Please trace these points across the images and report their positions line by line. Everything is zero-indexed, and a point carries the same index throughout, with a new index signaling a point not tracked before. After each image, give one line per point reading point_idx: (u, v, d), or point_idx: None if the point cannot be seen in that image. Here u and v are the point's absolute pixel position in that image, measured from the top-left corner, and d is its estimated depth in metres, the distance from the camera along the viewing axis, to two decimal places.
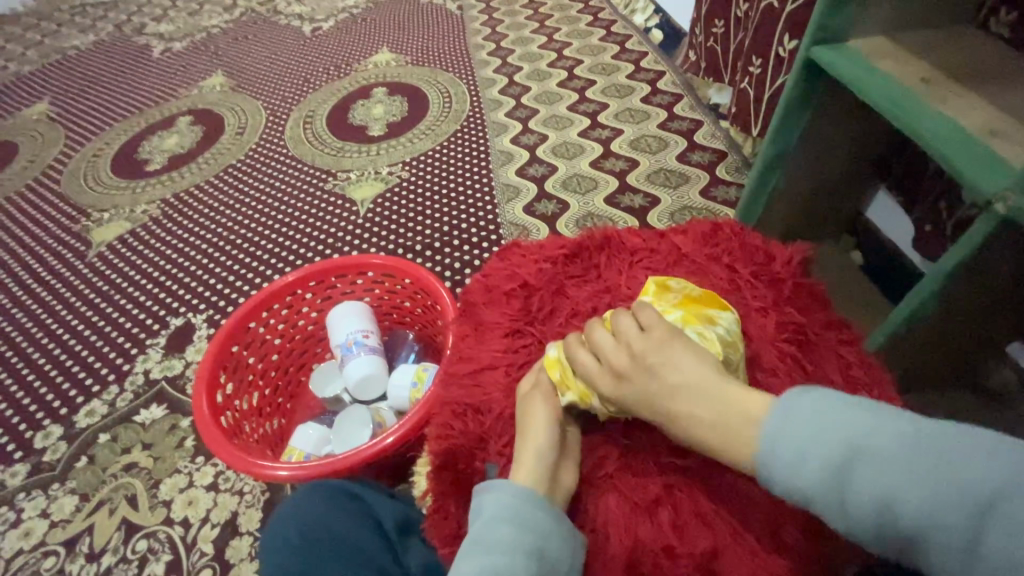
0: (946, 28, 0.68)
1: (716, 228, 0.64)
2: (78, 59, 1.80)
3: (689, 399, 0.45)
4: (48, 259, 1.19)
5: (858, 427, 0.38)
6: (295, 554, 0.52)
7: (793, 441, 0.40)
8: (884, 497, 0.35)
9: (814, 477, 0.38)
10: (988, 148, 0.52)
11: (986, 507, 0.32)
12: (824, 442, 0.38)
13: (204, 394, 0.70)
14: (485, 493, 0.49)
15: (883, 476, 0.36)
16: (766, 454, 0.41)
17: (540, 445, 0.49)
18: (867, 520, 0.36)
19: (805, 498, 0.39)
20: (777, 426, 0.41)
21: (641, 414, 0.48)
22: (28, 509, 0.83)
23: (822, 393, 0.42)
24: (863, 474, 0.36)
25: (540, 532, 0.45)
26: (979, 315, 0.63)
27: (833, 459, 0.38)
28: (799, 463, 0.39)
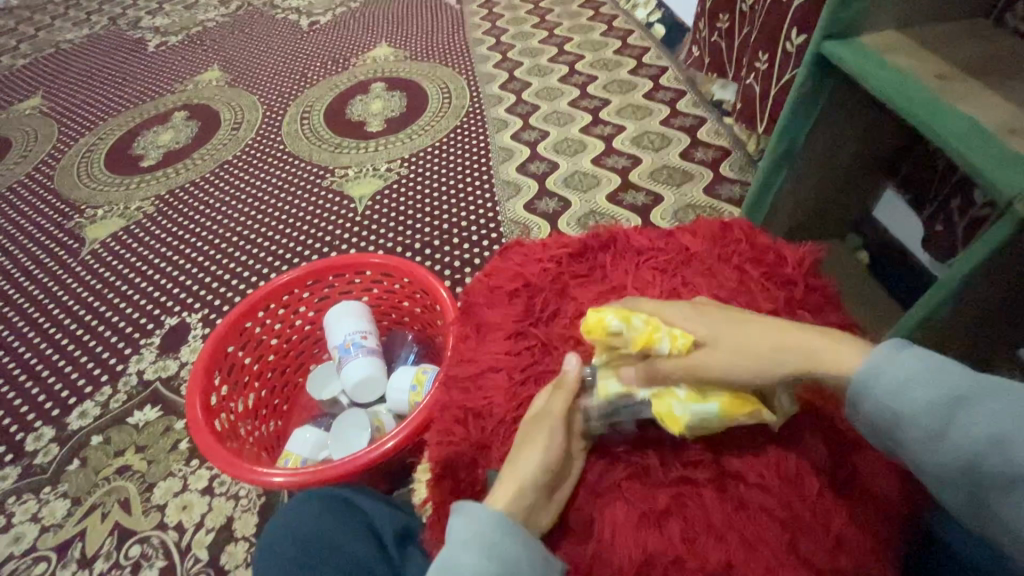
0: (962, 21, 0.66)
1: (725, 228, 0.63)
2: (71, 53, 1.78)
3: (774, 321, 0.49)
4: (40, 257, 1.17)
5: (974, 379, 0.40)
6: (288, 562, 0.51)
7: (904, 371, 0.41)
8: (990, 434, 0.37)
9: (923, 401, 0.40)
10: (1007, 146, 0.51)
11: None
12: (940, 379, 0.40)
13: (197, 397, 0.68)
14: (457, 515, 0.46)
15: (997, 415, 0.37)
16: (868, 373, 0.43)
17: (526, 476, 0.47)
18: (964, 453, 0.38)
19: (897, 417, 0.41)
20: (884, 362, 0.43)
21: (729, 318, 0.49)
22: (19, 513, 0.81)
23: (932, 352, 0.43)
24: (971, 413, 0.38)
25: (508, 558, 0.43)
26: (994, 318, 0.61)
27: (946, 393, 0.39)
28: (908, 388, 0.41)
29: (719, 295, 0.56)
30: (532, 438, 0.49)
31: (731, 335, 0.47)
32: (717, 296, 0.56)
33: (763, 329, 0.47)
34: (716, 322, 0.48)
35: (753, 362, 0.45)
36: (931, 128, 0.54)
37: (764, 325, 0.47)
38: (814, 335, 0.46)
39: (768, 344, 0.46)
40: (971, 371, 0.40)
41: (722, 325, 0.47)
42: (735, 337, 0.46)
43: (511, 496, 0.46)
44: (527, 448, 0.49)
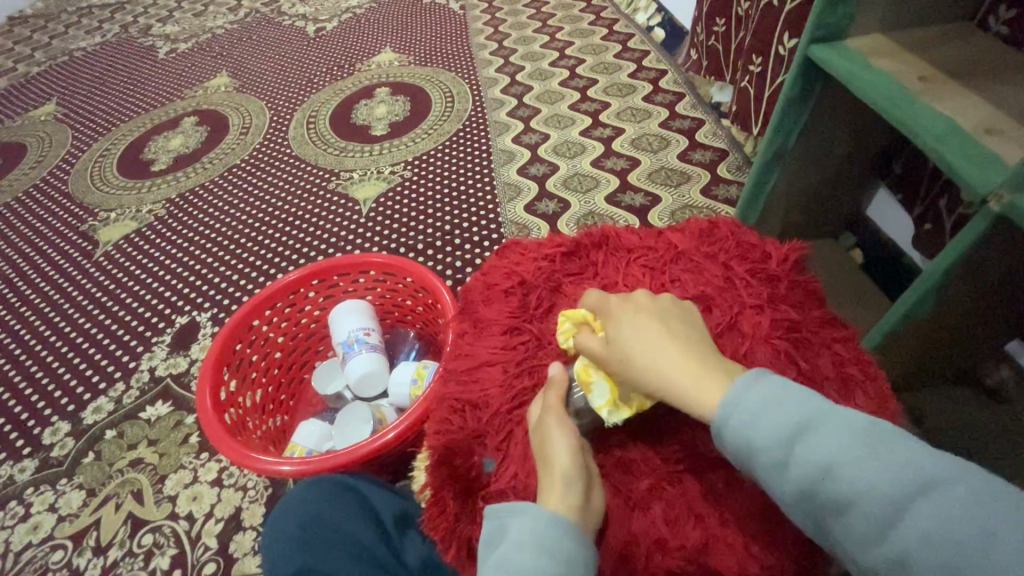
0: (945, 26, 0.68)
1: (713, 226, 0.65)
2: (85, 60, 1.83)
3: (701, 334, 0.49)
4: (56, 257, 1.21)
5: (808, 408, 0.40)
6: (287, 543, 0.54)
7: (757, 406, 0.41)
8: (824, 463, 0.38)
9: (769, 436, 0.40)
10: (983, 148, 0.52)
11: (910, 484, 0.35)
12: (793, 407, 0.40)
13: (207, 390, 0.71)
14: (518, 515, 0.45)
15: (832, 448, 0.38)
16: (723, 414, 0.42)
17: (564, 464, 0.45)
18: (802, 480, 0.38)
19: (750, 447, 0.40)
20: (741, 395, 0.42)
21: (634, 335, 0.48)
22: (37, 504, 0.84)
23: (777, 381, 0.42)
24: (811, 443, 0.38)
25: (566, 559, 0.42)
26: (975, 314, 0.63)
27: (795, 418, 0.40)
28: (759, 416, 0.40)
29: (706, 291, 0.57)
30: (544, 432, 0.48)
31: (638, 329, 0.48)
32: (703, 292, 0.57)
33: (657, 345, 0.47)
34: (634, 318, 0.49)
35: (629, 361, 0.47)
36: (912, 130, 0.56)
37: (670, 335, 0.48)
38: (702, 359, 0.46)
39: (652, 352, 0.46)
40: (804, 401, 0.41)
41: (632, 319, 0.49)
42: (639, 333, 0.48)
43: (566, 493, 0.44)
44: (548, 445, 0.47)
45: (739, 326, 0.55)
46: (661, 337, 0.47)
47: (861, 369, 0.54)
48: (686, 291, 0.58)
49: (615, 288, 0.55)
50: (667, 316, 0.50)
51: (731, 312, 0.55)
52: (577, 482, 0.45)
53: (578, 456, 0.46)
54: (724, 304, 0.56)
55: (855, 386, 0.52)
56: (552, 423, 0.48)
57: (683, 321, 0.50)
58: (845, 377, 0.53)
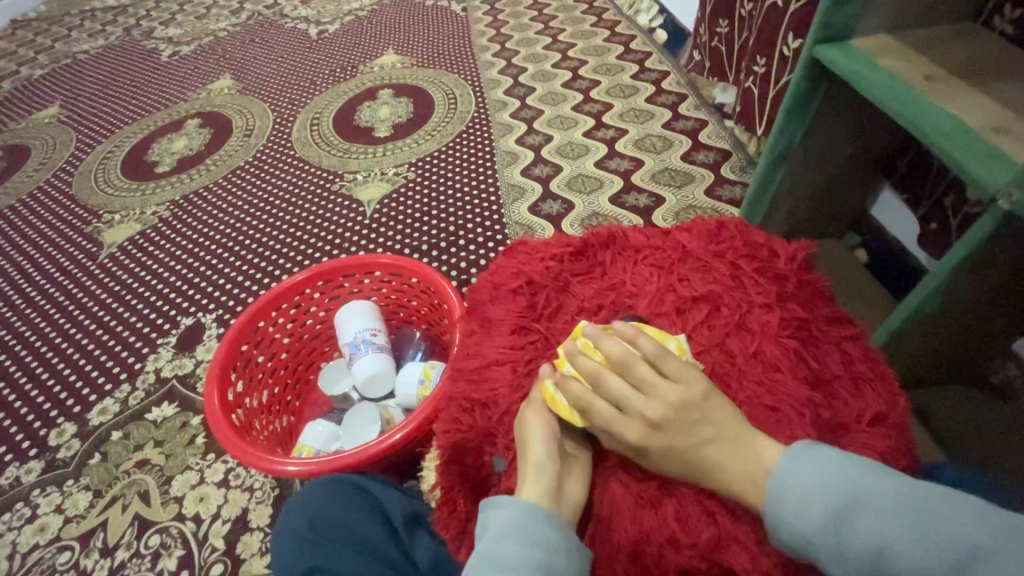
0: (950, 25, 0.69)
1: (720, 226, 0.65)
2: (88, 63, 1.83)
3: (725, 412, 0.46)
4: (61, 259, 1.21)
5: (849, 484, 0.42)
6: (296, 541, 0.55)
7: (808, 496, 0.42)
8: (877, 547, 0.40)
9: (822, 524, 0.42)
10: (991, 145, 0.52)
11: (962, 558, 0.38)
12: (834, 491, 0.42)
13: (215, 391, 0.71)
14: (497, 508, 0.48)
15: (878, 529, 0.40)
16: (779, 517, 0.43)
17: (538, 454, 0.49)
18: (861, 564, 0.40)
19: (807, 542, 0.42)
20: (794, 484, 0.43)
21: (669, 464, 0.46)
22: (44, 505, 0.84)
23: (817, 457, 0.44)
24: (861, 526, 0.41)
25: (549, 547, 0.45)
26: (982, 312, 0.63)
27: (842, 507, 0.41)
28: (809, 509, 0.42)
29: (714, 290, 0.57)
30: (523, 423, 0.51)
31: (672, 458, 0.45)
32: (712, 290, 0.57)
33: (700, 468, 0.45)
34: (662, 445, 0.45)
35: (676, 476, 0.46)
36: (920, 128, 0.56)
37: (700, 446, 0.45)
38: (740, 454, 0.45)
39: (703, 478, 0.45)
40: (844, 479, 0.43)
41: (653, 448, 0.46)
42: (677, 461, 0.45)
43: (537, 482, 0.48)
44: (526, 436, 0.51)
45: (748, 325, 0.55)
46: (699, 457, 0.45)
47: (869, 367, 0.54)
48: (695, 291, 0.58)
49: (617, 393, 0.48)
50: (685, 425, 0.45)
51: (740, 311, 0.56)
52: (546, 471, 0.48)
53: (552, 446, 0.49)
54: (732, 302, 0.56)
55: (865, 383, 0.53)
56: (532, 416, 0.51)
57: (704, 416, 0.46)
58: (855, 375, 0.53)
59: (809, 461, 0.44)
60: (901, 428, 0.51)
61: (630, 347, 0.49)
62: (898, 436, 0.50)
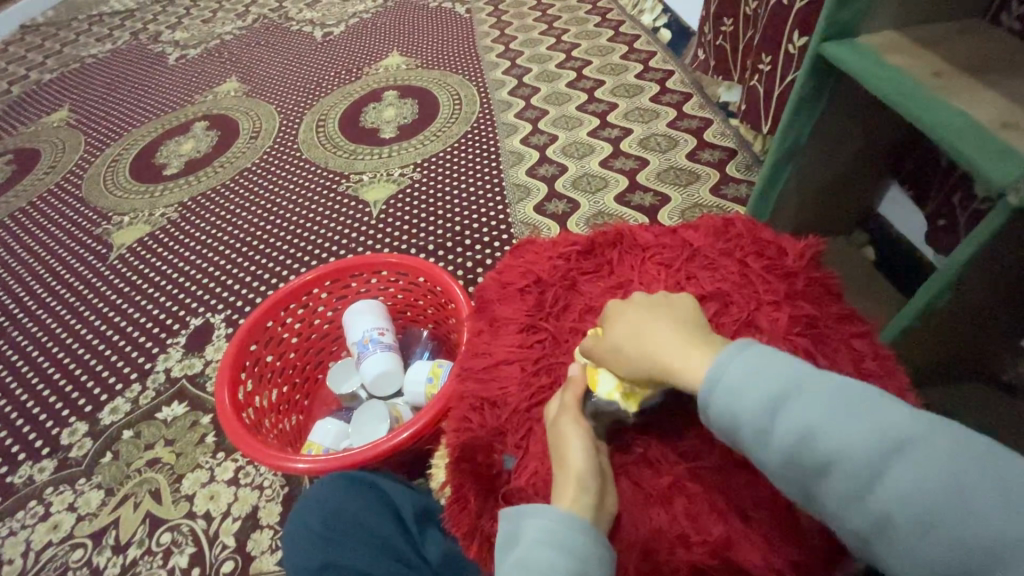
0: (954, 22, 0.69)
1: (728, 224, 0.65)
2: (96, 67, 1.85)
3: (691, 310, 0.52)
4: (72, 261, 1.23)
5: (789, 376, 0.42)
6: (309, 536, 0.56)
7: (745, 377, 0.43)
8: (806, 431, 0.40)
9: (756, 406, 0.42)
10: (999, 141, 0.52)
11: (892, 451, 0.37)
12: (772, 378, 0.42)
13: (226, 390, 0.71)
14: (530, 515, 0.46)
15: (809, 416, 0.40)
16: (713, 391, 0.44)
17: (578, 464, 0.46)
18: (788, 448, 0.40)
19: (737, 423, 0.42)
20: (729, 365, 0.44)
21: (626, 327, 0.51)
22: (57, 503, 0.85)
23: (757, 352, 0.44)
24: (794, 411, 0.41)
25: (583, 556, 0.43)
26: (992, 308, 0.63)
27: (776, 392, 0.41)
28: (746, 389, 0.42)
29: (721, 288, 0.58)
30: (559, 431, 0.49)
31: (631, 321, 0.51)
32: (720, 288, 0.58)
33: (648, 333, 0.49)
34: (631, 311, 0.52)
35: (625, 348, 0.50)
36: (927, 126, 0.56)
37: (656, 316, 0.51)
38: (687, 333, 0.48)
39: (643, 341, 0.49)
40: (785, 370, 0.43)
41: (624, 314, 0.52)
42: (633, 324, 0.51)
43: (578, 493, 0.45)
44: (562, 446, 0.48)
45: (756, 323, 0.55)
46: (650, 326, 0.50)
47: (879, 364, 0.54)
48: (703, 289, 0.58)
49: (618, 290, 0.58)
50: (651, 302, 0.53)
51: (748, 309, 0.56)
52: (587, 482, 0.46)
53: (592, 456, 0.47)
54: (740, 300, 0.57)
55: (874, 380, 0.53)
56: (567, 422, 0.49)
57: (671, 303, 0.53)
58: (864, 372, 0.53)
59: (754, 354, 0.44)
60: None
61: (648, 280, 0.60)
62: None
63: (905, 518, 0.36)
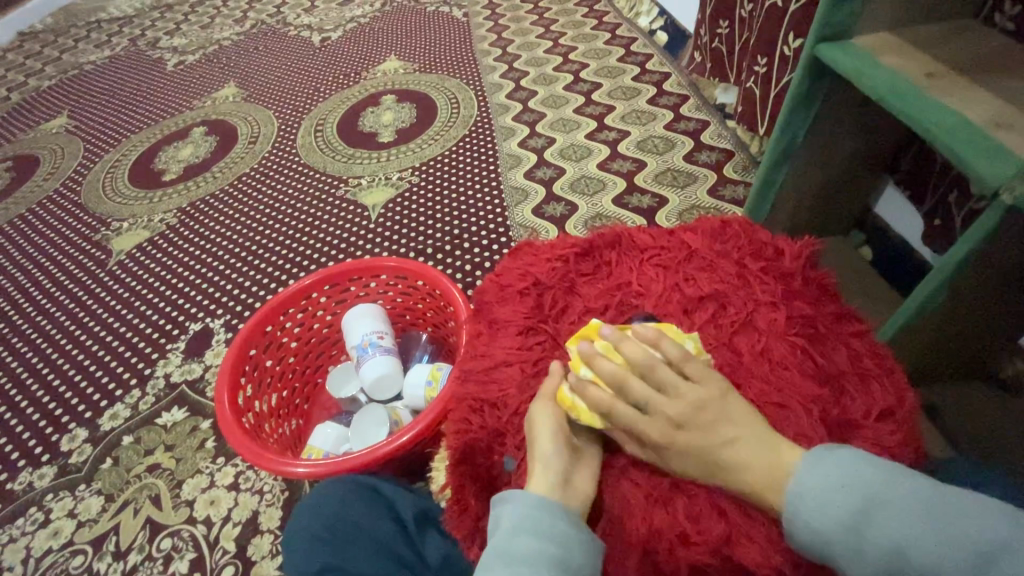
0: (949, 22, 0.69)
1: (724, 224, 0.65)
2: (95, 73, 1.85)
3: (744, 414, 0.47)
4: (71, 266, 1.23)
5: (869, 483, 0.42)
6: (311, 540, 0.55)
7: (827, 494, 0.42)
8: (897, 544, 0.39)
9: (842, 521, 0.41)
10: (993, 140, 0.53)
11: (984, 555, 0.37)
12: (852, 490, 0.42)
13: (226, 395, 0.72)
14: (507, 504, 0.48)
15: (899, 527, 0.40)
16: (799, 521, 0.43)
17: (544, 450, 0.49)
18: (880, 562, 0.40)
19: (825, 542, 0.42)
20: (809, 489, 0.43)
21: (690, 464, 0.46)
22: (57, 510, 0.85)
23: (831, 459, 0.44)
24: (881, 522, 0.40)
25: (562, 541, 0.45)
26: (989, 307, 0.63)
27: (858, 505, 0.41)
28: (826, 506, 0.42)
29: (719, 288, 0.58)
30: (531, 420, 0.52)
31: (694, 456, 0.46)
32: (717, 289, 0.58)
33: (721, 466, 0.45)
34: (685, 443, 0.46)
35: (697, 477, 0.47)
36: (922, 126, 0.56)
37: (727, 450, 0.45)
38: (768, 460, 0.45)
39: (720, 476, 0.46)
40: (865, 480, 0.42)
41: (678, 448, 0.46)
42: (700, 461, 0.46)
43: (546, 477, 0.48)
44: (533, 434, 0.51)
45: (754, 322, 0.55)
46: (720, 459, 0.45)
47: (877, 363, 0.54)
48: (700, 289, 0.58)
49: (634, 393, 0.48)
50: (703, 422, 0.46)
51: (746, 309, 0.56)
52: (552, 465, 0.48)
53: (561, 441, 0.50)
54: (738, 300, 0.57)
55: (873, 379, 0.53)
56: (540, 412, 0.52)
57: (721, 416, 0.46)
58: (862, 372, 0.53)
59: (831, 466, 0.44)
60: (910, 423, 0.51)
61: (653, 350, 0.49)
62: (907, 431, 0.50)
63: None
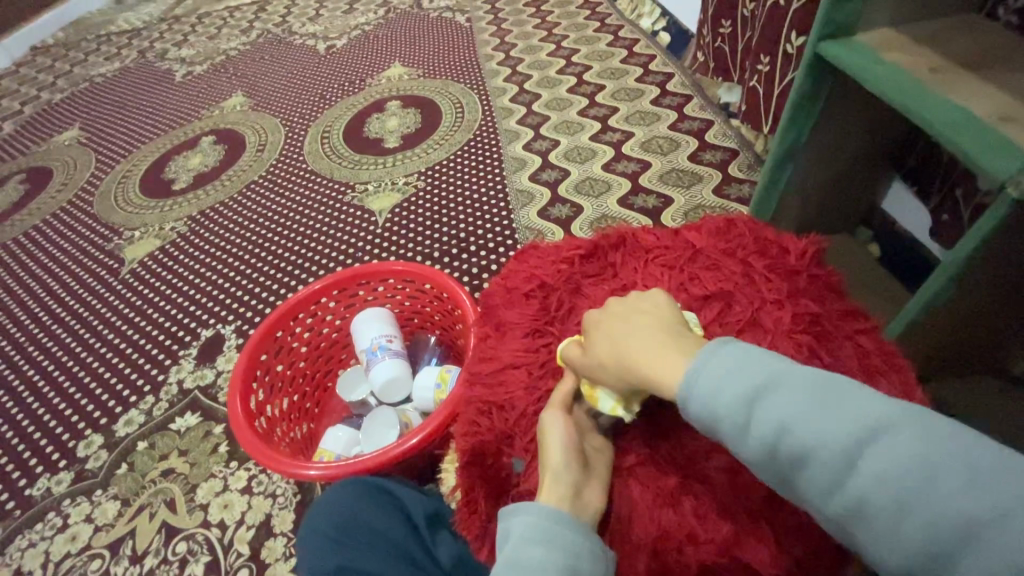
0: (953, 17, 0.69)
1: (729, 224, 0.65)
2: (105, 86, 1.89)
3: (668, 312, 0.50)
4: (84, 276, 1.25)
5: (770, 367, 0.40)
6: (324, 542, 0.56)
7: (718, 371, 0.41)
8: (783, 422, 0.38)
9: (733, 399, 0.39)
10: (999, 134, 0.53)
11: (868, 434, 0.35)
12: (747, 370, 0.40)
13: (238, 398, 0.73)
14: (517, 515, 0.47)
15: (789, 406, 0.38)
16: (687, 393, 0.42)
17: (555, 461, 0.48)
18: (765, 440, 0.38)
19: (713, 418, 0.40)
20: (702, 365, 0.42)
21: (600, 339, 0.50)
22: (74, 515, 0.86)
23: (738, 346, 0.42)
24: (771, 401, 0.38)
25: (573, 551, 0.44)
26: (998, 302, 0.63)
27: (751, 383, 0.39)
28: (721, 383, 0.40)
29: (725, 288, 0.58)
30: (543, 429, 0.51)
31: (605, 330, 0.51)
32: (723, 288, 0.58)
33: (622, 337, 0.49)
34: (605, 321, 0.52)
35: (603, 356, 0.49)
36: (928, 121, 0.56)
37: (631, 322, 0.49)
38: (666, 337, 0.46)
39: (617, 347, 0.48)
40: (764, 363, 0.40)
41: (598, 326, 0.52)
42: (608, 335, 0.50)
43: (557, 491, 0.47)
44: (546, 443, 0.50)
45: (759, 321, 0.55)
46: (622, 331, 0.49)
47: (884, 360, 0.54)
48: (706, 289, 0.58)
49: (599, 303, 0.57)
50: (627, 313, 0.51)
51: (751, 309, 0.56)
52: (562, 475, 0.48)
53: (572, 452, 0.49)
54: (744, 300, 0.57)
55: (880, 376, 0.53)
56: (551, 420, 0.51)
57: (646, 308, 0.51)
58: (869, 368, 0.53)
59: (736, 351, 0.42)
60: None
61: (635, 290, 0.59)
62: None
63: (888, 502, 0.33)
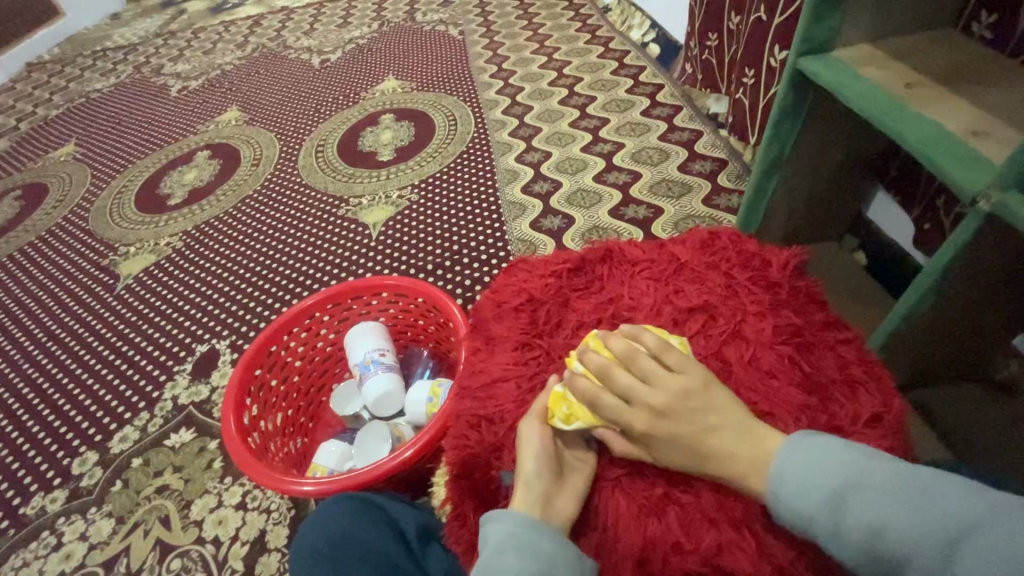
0: (928, 33, 0.71)
1: (713, 236, 0.66)
2: (100, 101, 1.90)
3: (726, 402, 0.48)
4: (79, 292, 1.25)
5: (852, 466, 0.42)
6: (318, 558, 0.56)
7: (809, 476, 0.43)
8: (872, 522, 0.39)
9: (820, 500, 0.42)
10: (971, 149, 0.54)
11: (957, 533, 0.36)
12: (831, 470, 0.43)
13: (231, 414, 0.73)
14: (493, 522, 0.49)
15: (876, 505, 0.40)
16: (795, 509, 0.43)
17: (529, 470, 0.51)
18: (859, 541, 0.39)
19: (806, 520, 0.42)
20: (798, 475, 0.43)
21: (678, 455, 0.47)
22: (69, 533, 0.87)
23: (819, 444, 0.45)
24: (858, 500, 0.40)
25: (546, 557, 0.46)
26: (977, 310, 0.64)
27: (837, 484, 0.42)
28: (806, 483, 0.43)
29: (708, 300, 0.59)
30: (521, 437, 0.54)
31: (680, 446, 0.47)
32: (706, 300, 0.59)
33: (708, 453, 0.46)
34: (670, 433, 0.47)
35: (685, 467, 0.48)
36: (903, 136, 0.58)
37: (709, 435, 0.47)
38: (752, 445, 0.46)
39: (706, 463, 0.47)
40: (847, 460, 0.43)
41: (665, 440, 0.47)
42: (688, 450, 0.47)
43: (532, 498, 0.49)
44: (523, 451, 0.53)
45: (742, 333, 0.56)
46: (705, 447, 0.46)
47: (865, 370, 0.55)
48: (690, 302, 0.59)
49: (620, 384, 0.50)
50: (688, 412, 0.47)
51: (734, 321, 0.57)
52: (536, 482, 0.50)
53: (546, 461, 0.51)
54: (727, 311, 0.58)
55: (861, 386, 0.54)
56: (529, 430, 0.54)
57: (705, 406, 0.48)
58: (850, 378, 0.54)
59: (817, 449, 0.44)
60: (898, 429, 0.52)
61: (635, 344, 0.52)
62: (895, 437, 0.51)
63: None
